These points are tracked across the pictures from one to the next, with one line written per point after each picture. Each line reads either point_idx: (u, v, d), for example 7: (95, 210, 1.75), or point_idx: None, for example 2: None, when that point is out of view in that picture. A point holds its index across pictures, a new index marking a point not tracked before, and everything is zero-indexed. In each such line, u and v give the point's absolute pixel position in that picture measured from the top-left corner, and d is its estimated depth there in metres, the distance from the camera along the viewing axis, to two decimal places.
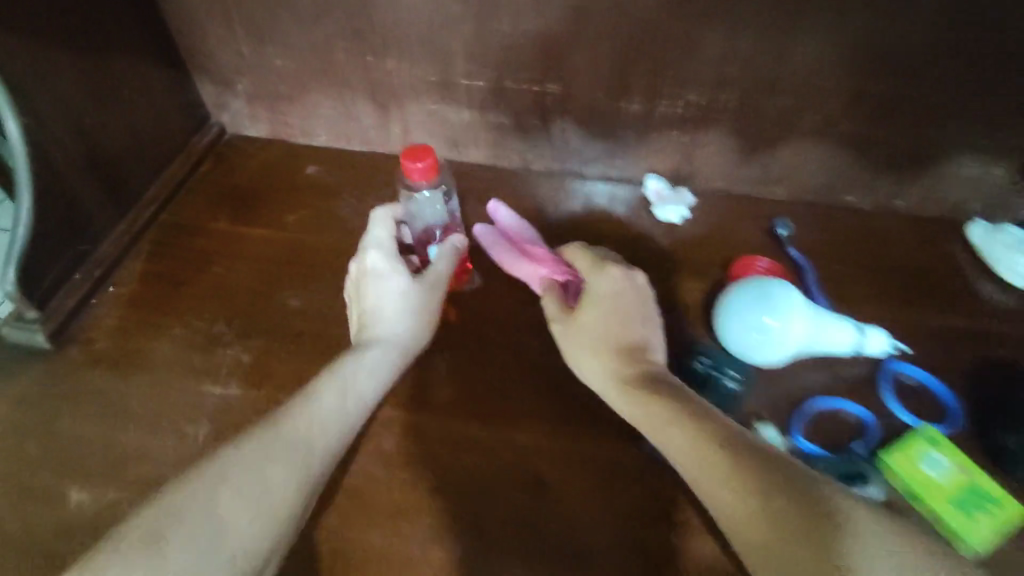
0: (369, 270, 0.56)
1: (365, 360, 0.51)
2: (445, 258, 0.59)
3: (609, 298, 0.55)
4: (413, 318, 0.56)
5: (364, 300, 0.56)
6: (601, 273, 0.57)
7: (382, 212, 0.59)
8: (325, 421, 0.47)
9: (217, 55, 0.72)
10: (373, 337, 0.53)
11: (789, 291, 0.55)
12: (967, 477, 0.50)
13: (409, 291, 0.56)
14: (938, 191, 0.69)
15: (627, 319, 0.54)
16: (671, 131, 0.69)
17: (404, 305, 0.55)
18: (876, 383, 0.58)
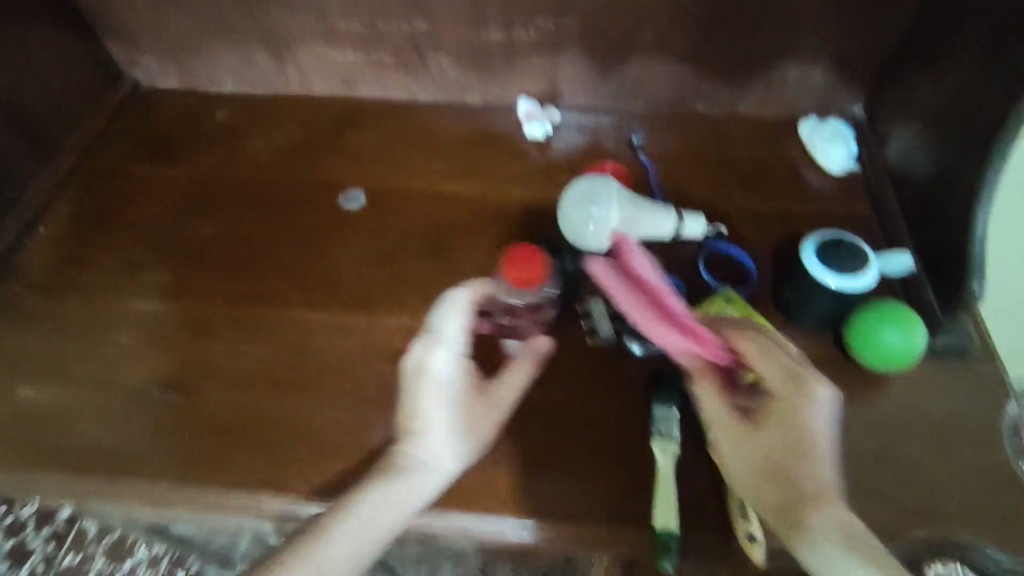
0: (430, 372, 0.54)
1: (414, 481, 0.51)
2: (519, 366, 0.60)
3: (779, 415, 0.48)
4: (465, 430, 0.54)
5: (418, 401, 0.54)
6: (788, 387, 0.48)
7: (460, 296, 0.56)
8: (375, 537, 0.49)
9: (121, 13, 0.79)
10: (428, 454, 0.53)
11: (610, 190, 0.64)
12: (748, 325, 0.60)
13: (462, 404, 0.55)
14: (770, 93, 0.78)
15: (787, 437, 0.47)
16: (530, 55, 0.78)
17: (466, 415, 0.55)
18: (696, 261, 0.67)
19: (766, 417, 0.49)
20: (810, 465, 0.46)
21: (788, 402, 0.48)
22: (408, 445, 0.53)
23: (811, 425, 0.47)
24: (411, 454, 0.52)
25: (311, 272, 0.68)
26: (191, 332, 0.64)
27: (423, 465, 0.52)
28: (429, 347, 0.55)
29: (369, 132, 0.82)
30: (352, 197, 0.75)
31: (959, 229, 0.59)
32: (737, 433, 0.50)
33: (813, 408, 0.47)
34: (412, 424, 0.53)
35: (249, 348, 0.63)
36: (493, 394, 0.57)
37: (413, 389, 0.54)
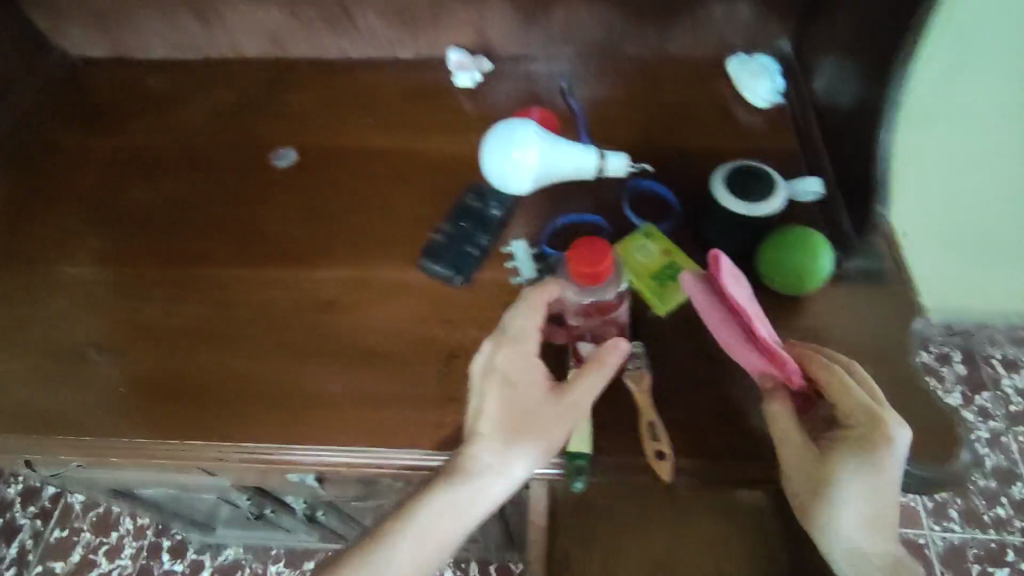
0: (504, 371, 0.53)
1: (475, 489, 0.51)
2: (593, 367, 0.53)
3: (856, 450, 0.49)
4: (533, 440, 0.51)
5: (484, 401, 0.53)
6: (870, 430, 0.49)
7: (533, 297, 0.55)
8: (442, 539, 0.51)
9: None
10: (492, 456, 0.51)
11: (529, 131, 0.64)
12: (666, 259, 0.63)
13: (531, 410, 0.52)
14: (699, 31, 0.78)
15: (861, 471, 0.49)
16: (455, 3, 0.77)
17: (527, 417, 0.52)
18: (622, 201, 0.67)
19: (839, 446, 0.50)
20: (869, 492, 0.49)
21: (871, 443, 0.49)
22: (473, 443, 0.52)
23: (887, 466, 0.48)
24: (478, 452, 0.51)
25: (241, 229, 0.68)
26: (122, 294, 0.65)
27: (491, 466, 0.51)
28: (501, 345, 0.54)
29: (299, 89, 0.81)
30: (282, 154, 0.74)
31: (868, 152, 0.60)
32: (807, 458, 0.51)
33: (897, 455, 0.48)
34: (478, 422, 0.52)
35: (180, 306, 0.63)
36: (564, 396, 0.52)
37: (482, 390, 0.53)
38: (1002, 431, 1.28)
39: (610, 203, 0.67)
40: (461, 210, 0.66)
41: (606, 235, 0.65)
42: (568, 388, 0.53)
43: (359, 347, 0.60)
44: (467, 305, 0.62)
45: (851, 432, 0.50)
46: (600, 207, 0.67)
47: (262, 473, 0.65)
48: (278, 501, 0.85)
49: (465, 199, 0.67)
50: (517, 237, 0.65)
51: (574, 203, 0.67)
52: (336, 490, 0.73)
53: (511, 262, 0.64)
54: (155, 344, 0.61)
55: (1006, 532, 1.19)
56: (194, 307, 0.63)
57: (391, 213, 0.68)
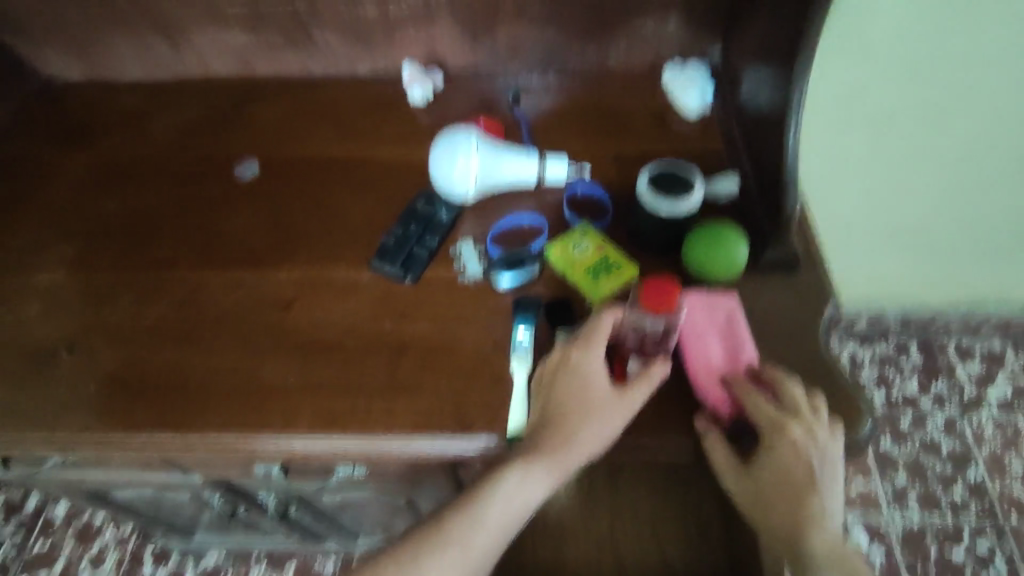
0: (575, 370, 0.58)
1: (539, 476, 0.56)
2: (645, 379, 0.58)
3: (776, 459, 0.56)
4: (593, 433, 0.56)
5: (555, 393, 0.58)
6: (779, 438, 0.55)
7: (603, 319, 0.59)
8: (499, 521, 0.57)
9: (9, 6, 0.82)
10: (556, 446, 0.56)
11: (472, 141, 0.69)
12: (601, 252, 0.66)
13: (592, 408, 0.57)
14: (632, 44, 0.84)
15: (781, 477, 0.56)
16: (404, 22, 0.82)
17: (591, 413, 0.57)
18: (561, 202, 0.72)
19: (764, 456, 0.57)
20: (795, 493, 0.56)
21: (780, 451, 0.56)
22: (540, 432, 0.57)
23: (799, 468, 0.55)
24: (545, 441, 0.56)
25: (205, 236, 0.73)
26: (90, 299, 0.69)
27: (552, 456, 0.56)
28: (575, 345, 0.59)
29: (261, 106, 0.86)
30: (246, 167, 0.79)
31: (778, 150, 0.65)
32: (741, 477, 0.57)
33: (806, 458, 0.55)
34: (549, 411, 0.57)
35: (146, 308, 0.67)
36: (622, 399, 0.57)
37: (553, 386, 0.58)
38: (956, 418, 1.33)
39: (549, 205, 0.72)
40: (412, 214, 0.71)
41: (545, 233, 0.69)
42: (625, 392, 0.58)
43: (313, 341, 0.64)
44: (414, 301, 0.66)
45: (767, 442, 0.56)
46: (540, 209, 0.72)
47: (226, 465, 0.69)
48: (251, 501, 0.88)
49: (416, 204, 0.72)
50: (464, 238, 0.70)
51: (516, 205, 0.72)
52: (301, 483, 0.76)
53: (458, 262, 0.68)
54: (123, 342, 0.65)
55: (962, 515, 1.23)
56: (159, 309, 0.67)
57: (347, 217, 0.73)
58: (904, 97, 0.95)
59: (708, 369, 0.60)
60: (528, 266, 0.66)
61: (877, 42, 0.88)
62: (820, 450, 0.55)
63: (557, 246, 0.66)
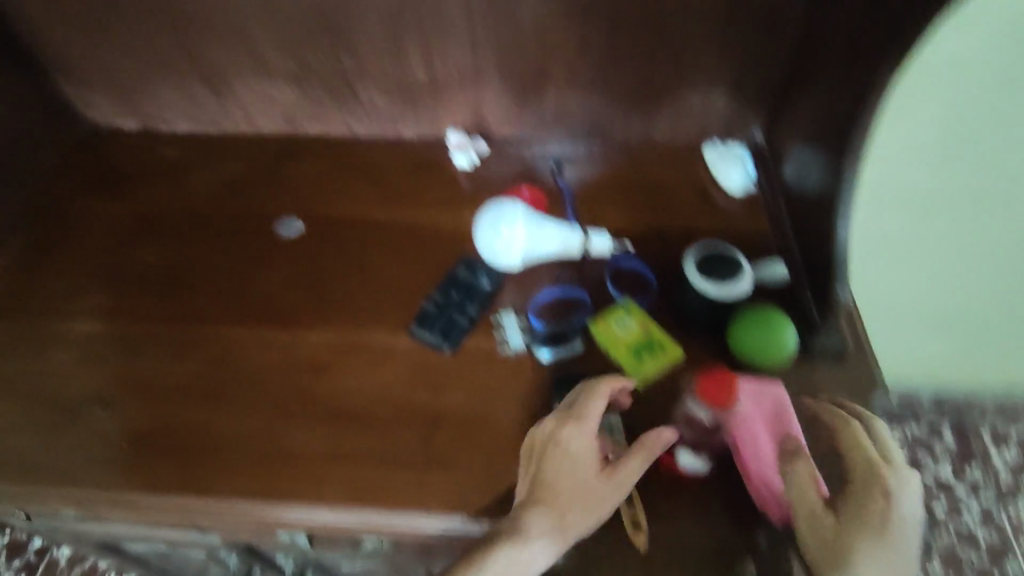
0: (567, 444, 0.55)
1: (524, 558, 0.52)
2: (638, 455, 0.55)
3: (864, 501, 0.52)
4: (582, 513, 0.53)
5: (545, 470, 0.55)
6: (874, 480, 0.53)
7: (599, 390, 0.58)
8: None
9: (70, 57, 0.84)
10: (548, 527, 0.53)
11: (519, 213, 0.69)
12: (645, 332, 0.65)
13: (583, 485, 0.54)
14: (678, 120, 0.85)
15: (871, 531, 0.50)
16: (453, 90, 0.84)
17: (583, 491, 0.54)
18: (603, 276, 0.72)
19: (848, 500, 0.53)
20: (885, 556, 0.49)
21: (871, 499, 0.52)
22: (530, 512, 0.53)
23: (891, 522, 0.50)
24: (535, 521, 0.53)
25: (243, 291, 0.72)
26: (122, 351, 0.68)
27: (545, 539, 0.52)
28: (565, 419, 0.57)
29: (307, 164, 0.87)
30: (288, 224, 0.80)
31: (829, 238, 0.65)
32: (821, 523, 0.51)
33: (899, 511, 0.51)
34: (539, 490, 0.54)
35: (178, 365, 0.66)
36: (615, 475, 0.55)
37: (543, 461, 0.55)
38: (992, 506, 1.27)
39: (591, 278, 0.71)
40: (453, 281, 0.71)
41: (587, 307, 0.69)
42: (617, 469, 0.55)
43: (346, 408, 0.63)
44: (452, 371, 0.65)
45: (857, 483, 0.53)
46: (581, 282, 0.71)
47: (248, 530, 0.67)
48: (264, 562, 0.85)
49: (457, 270, 0.72)
50: (505, 308, 0.70)
51: (558, 277, 0.71)
52: (322, 551, 0.74)
53: (499, 331, 0.68)
54: (156, 397, 0.64)
55: None
56: (194, 365, 0.66)
57: (388, 279, 0.73)
58: (946, 202, 0.90)
59: (766, 452, 0.56)
60: (570, 342, 0.65)
61: (917, 154, 0.83)
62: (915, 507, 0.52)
63: (601, 322, 0.65)
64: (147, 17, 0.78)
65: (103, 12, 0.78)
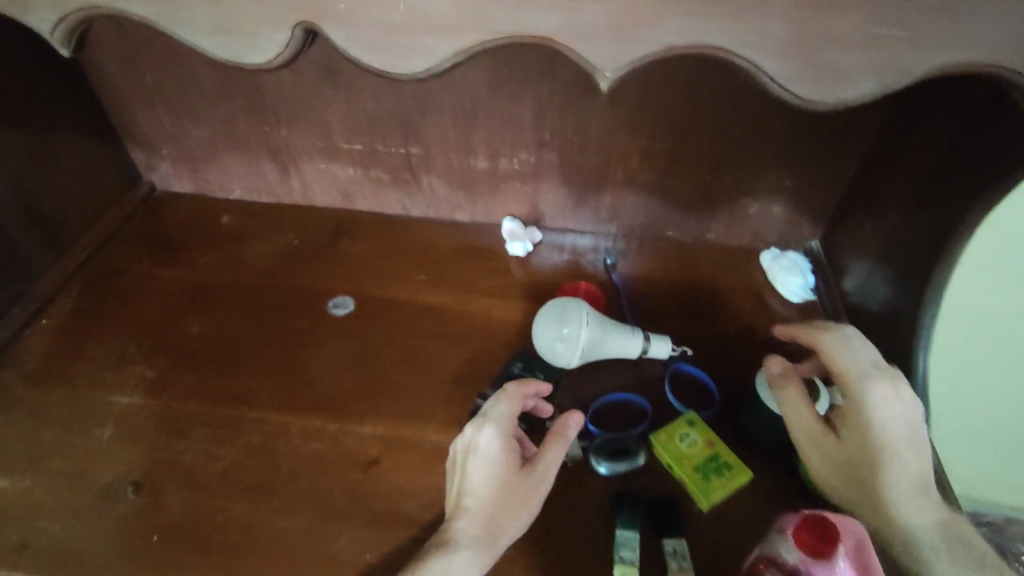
0: (486, 446, 0.53)
1: (463, 564, 0.49)
2: (556, 442, 0.54)
3: (854, 422, 0.51)
4: (508, 509, 0.52)
5: (467, 479, 0.53)
6: (856, 396, 0.51)
7: (511, 389, 0.57)
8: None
9: (145, 124, 0.86)
10: (475, 533, 0.50)
11: (583, 313, 0.66)
12: (711, 450, 0.61)
13: (507, 482, 0.52)
14: (734, 224, 0.84)
15: (865, 444, 0.50)
16: (514, 182, 0.84)
17: (507, 493, 0.52)
18: (662, 382, 0.69)
19: (844, 422, 0.52)
20: (886, 460, 0.49)
21: (855, 412, 0.51)
22: (457, 519, 0.51)
23: (883, 431, 0.50)
24: (462, 527, 0.50)
25: (291, 373, 0.71)
26: (166, 430, 0.66)
27: (472, 544, 0.50)
28: (480, 424, 0.54)
29: (360, 241, 0.87)
30: (340, 303, 0.79)
31: (904, 365, 0.62)
32: (822, 444, 0.53)
33: (886, 416, 0.50)
34: (463, 497, 0.52)
35: (221, 450, 0.64)
36: (536, 469, 0.53)
37: (466, 468, 0.53)
38: None
39: (650, 385, 0.69)
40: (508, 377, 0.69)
41: (649, 416, 0.66)
42: (539, 461, 0.54)
43: (393, 512, 0.60)
44: None
45: (845, 403, 0.52)
46: (640, 388, 0.69)
47: None
48: None
49: (512, 365, 0.70)
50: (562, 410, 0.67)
51: (616, 382, 0.69)
52: None
53: (555, 437, 0.64)
54: (196, 484, 0.61)
55: None
56: (237, 452, 0.64)
57: (440, 369, 0.71)
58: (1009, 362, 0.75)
59: None
60: (634, 454, 0.62)
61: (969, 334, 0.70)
62: (914, 405, 0.50)
63: (663, 435, 0.62)
64: (225, 95, 0.80)
65: (183, 87, 0.80)
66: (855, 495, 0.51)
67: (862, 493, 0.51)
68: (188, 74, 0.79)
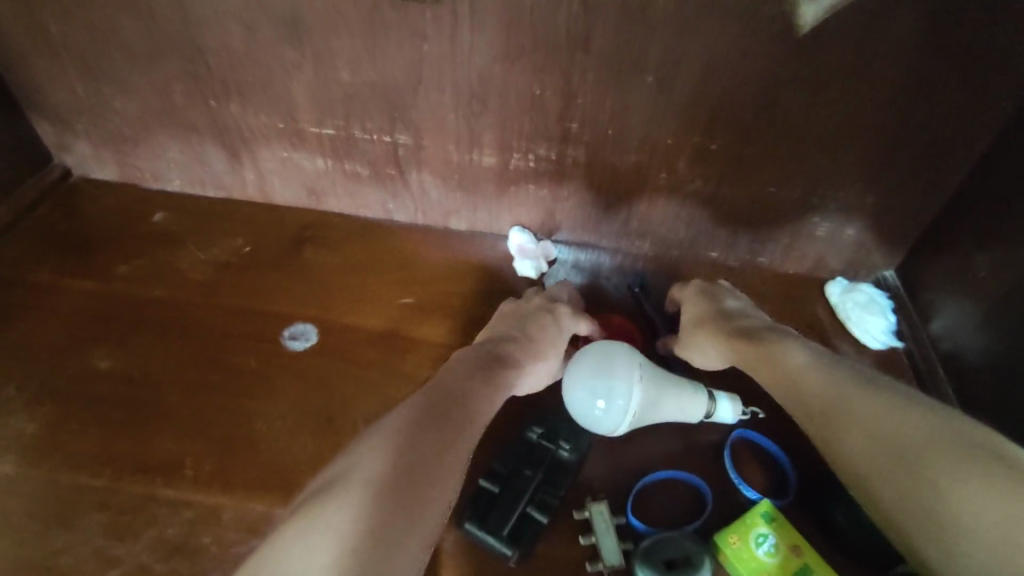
0: (560, 318, 0.56)
1: (497, 384, 0.49)
2: None
3: (697, 313, 0.58)
4: (542, 366, 0.53)
5: (535, 326, 0.54)
6: (687, 301, 0.60)
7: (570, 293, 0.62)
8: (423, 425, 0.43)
9: (52, 92, 0.66)
10: (516, 362, 0.51)
11: (635, 370, 0.49)
12: (800, 562, 0.45)
13: (556, 349, 0.54)
14: (794, 248, 0.69)
15: (701, 321, 0.57)
16: (527, 183, 0.67)
17: (548, 356, 0.54)
18: (721, 454, 0.53)
19: (693, 323, 0.58)
20: (743, 326, 0.54)
21: (694, 305, 0.59)
22: (508, 344, 0.52)
23: (728, 306, 0.57)
24: (512, 354, 0.51)
25: (228, 431, 0.53)
26: (49, 515, 0.48)
27: (511, 370, 0.50)
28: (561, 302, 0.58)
29: (329, 251, 0.69)
30: (300, 333, 0.61)
31: None
32: (710, 348, 0.56)
33: (721, 297, 0.58)
34: (515, 332, 0.53)
35: (121, 549, 0.47)
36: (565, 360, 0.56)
37: (537, 321, 0.54)
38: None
39: (703, 457, 0.53)
40: (521, 447, 0.51)
41: (708, 510, 0.49)
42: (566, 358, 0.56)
43: None
44: None
45: (688, 310, 0.59)
46: (690, 463, 0.53)
47: None
48: None
49: (527, 432, 0.52)
50: (591, 494, 0.50)
51: (660, 452, 0.53)
52: None
53: (586, 536, 0.48)
54: None
55: None
56: (145, 553, 0.47)
57: None
58: None
59: None
60: (692, 565, 0.45)
61: None
62: (740, 298, 0.59)
63: (734, 537, 0.46)
64: (156, 55, 0.61)
65: (101, 44, 0.61)
66: (756, 364, 0.51)
67: (755, 357, 0.51)
68: (106, 26, 0.60)
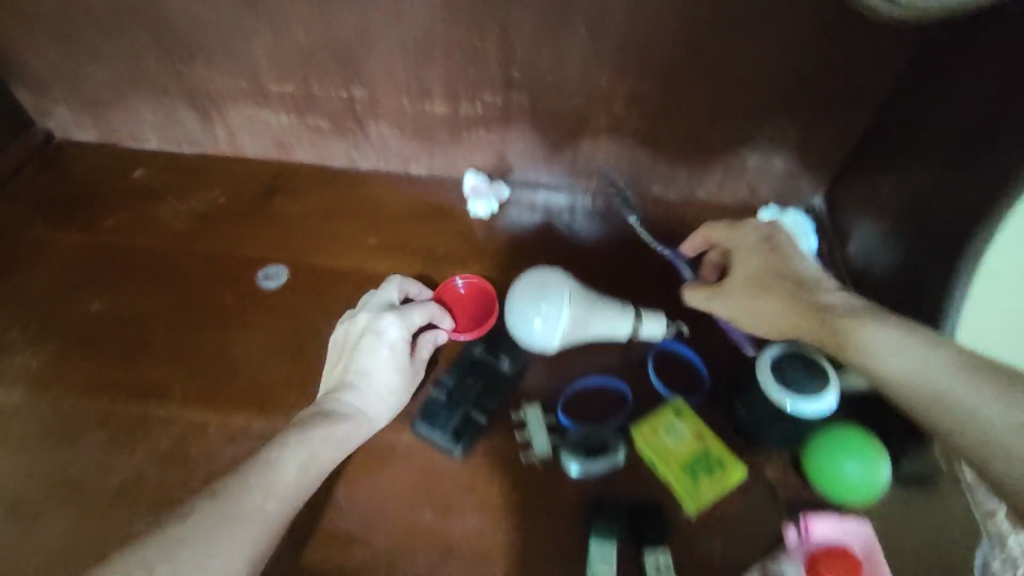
0: (384, 333, 0.55)
1: (336, 434, 0.51)
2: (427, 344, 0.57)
3: (762, 272, 0.52)
4: (388, 393, 0.54)
5: (362, 359, 0.54)
6: (745, 256, 0.54)
7: (395, 280, 0.59)
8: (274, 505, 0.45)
9: (27, 61, 0.71)
10: (354, 408, 0.53)
11: (568, 290, 0.56)
12: (700, 446, 0.53)
13: (394, 367, 0.55)
14: (729, 180, 0.74)
15: (768, 285, 0.51)
16: (477, 129, 0.72)
17: (390, 380, 0.54)
18: (646, 365, 0.60)
19: (754, 285, 0.52)
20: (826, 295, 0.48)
21: (754, 264, 0.53)
22: (340, 395, 0.53)
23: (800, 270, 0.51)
24: (341, 407, 0.52)
25: (211, 360, 0.60)
26: (58, 435, 0.56)
27: (349, 416, 0.52)
28: (383, 311, 0.56)
29: (297, 199, 0.75)
30: (272, 274, 0.67)
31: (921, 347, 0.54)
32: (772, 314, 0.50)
33: (786, 255, 0.52)
34: (345, 376, 0.54)
35: (119, 461, 0.55)
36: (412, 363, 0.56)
37: (356, 351, 0.54)
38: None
39: (630, 368, 0.60)
40: (466, 361, 0.58)
41: (628, 407, 0.57)
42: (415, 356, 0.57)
43: (331, 528, 0.51)
44: (466, 487, 0.53)
45: (747, 268, 0.53)
46: (619, 373, 0.60)
47: None
48: None
49: (472, 348, 0.59)
50: (528, 400, 0.58)
51: (592, 364, 0.60)
52: None
53: (521, 432, 0.55)
54: (95, 504, 0.53)
55: None
56: (143, 463, 0.55)
57: None
58: None
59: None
60: (608, 451, 0.53)
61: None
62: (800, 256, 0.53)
63: (646, 427, 0.54)
64: (123, 22, 0.65)
65: (71, 15, 0.66)
66: (840, 337, 0.45)
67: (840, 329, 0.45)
68: None
